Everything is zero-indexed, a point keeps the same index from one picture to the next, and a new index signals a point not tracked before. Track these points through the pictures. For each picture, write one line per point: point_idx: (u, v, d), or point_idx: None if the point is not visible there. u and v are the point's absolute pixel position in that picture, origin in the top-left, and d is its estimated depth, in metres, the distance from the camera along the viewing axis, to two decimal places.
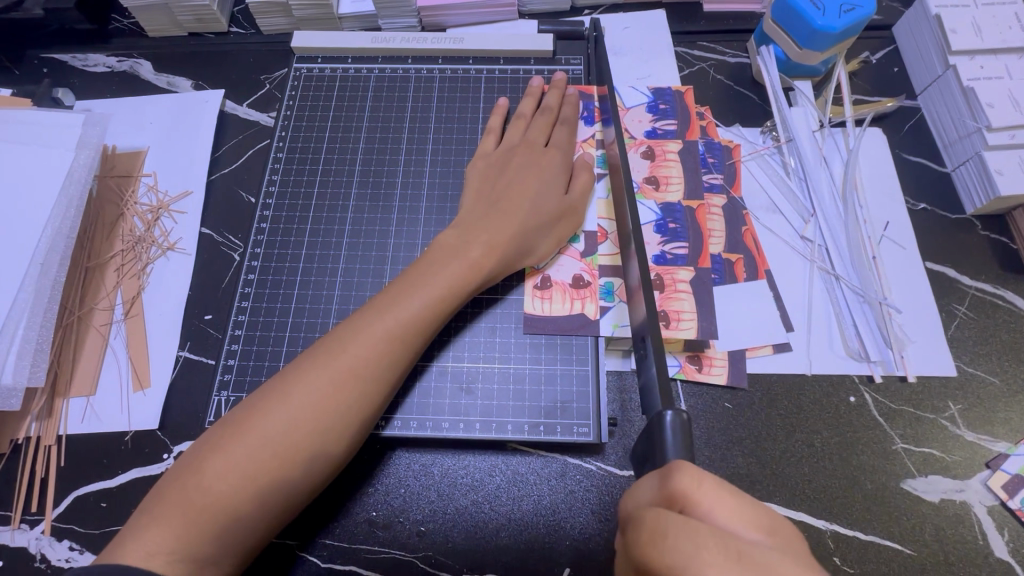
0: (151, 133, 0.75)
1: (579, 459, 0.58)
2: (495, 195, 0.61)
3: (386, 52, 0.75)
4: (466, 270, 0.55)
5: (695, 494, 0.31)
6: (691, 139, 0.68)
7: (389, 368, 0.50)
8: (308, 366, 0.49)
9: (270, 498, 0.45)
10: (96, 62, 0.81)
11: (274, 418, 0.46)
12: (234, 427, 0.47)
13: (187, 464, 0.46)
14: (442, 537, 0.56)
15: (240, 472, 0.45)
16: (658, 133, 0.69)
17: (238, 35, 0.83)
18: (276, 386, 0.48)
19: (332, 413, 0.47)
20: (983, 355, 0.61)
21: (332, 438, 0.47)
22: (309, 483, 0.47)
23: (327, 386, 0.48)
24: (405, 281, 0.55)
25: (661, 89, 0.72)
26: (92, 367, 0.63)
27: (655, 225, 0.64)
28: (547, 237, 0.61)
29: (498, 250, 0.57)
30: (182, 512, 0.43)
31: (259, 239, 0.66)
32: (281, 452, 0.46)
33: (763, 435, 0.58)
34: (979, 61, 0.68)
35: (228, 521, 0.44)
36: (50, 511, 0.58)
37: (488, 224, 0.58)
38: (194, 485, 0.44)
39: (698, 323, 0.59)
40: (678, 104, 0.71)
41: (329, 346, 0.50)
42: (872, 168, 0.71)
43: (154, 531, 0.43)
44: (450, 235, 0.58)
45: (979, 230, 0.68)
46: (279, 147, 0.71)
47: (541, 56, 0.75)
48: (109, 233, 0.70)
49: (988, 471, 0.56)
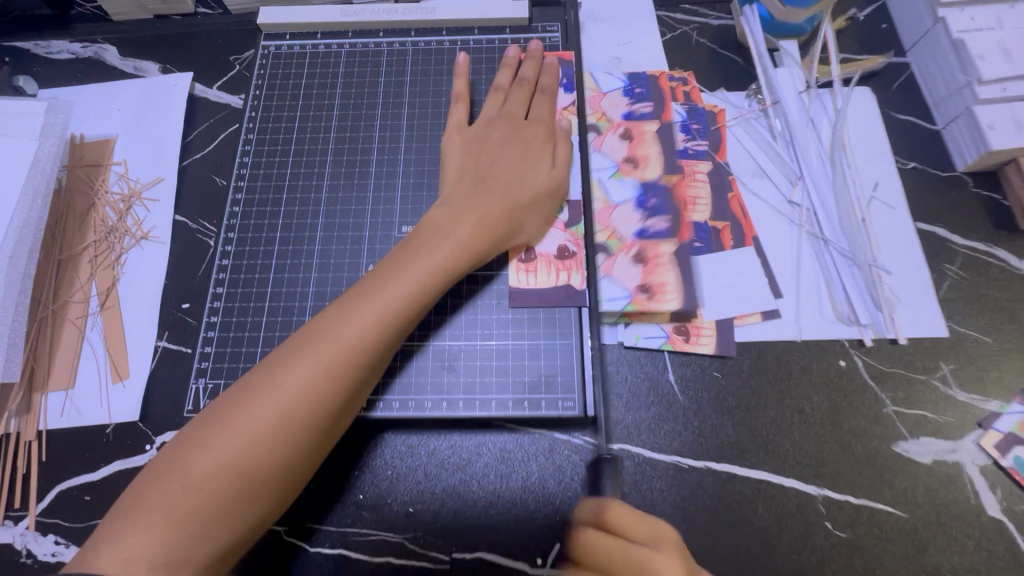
0: (120, 120, 0.73)
1: (567, 435, 0.58)
2: (482, 171, 0.59)
3: (357, 26, 0.72)
4: (452, 252, 0.54)
5: (618, 516, 0.46)
6: (667, 121, 0.67)
7: (375, 354, 0.50)
8: (293, 354, 0.48)
9: (261, 489, 0.46)
10: (60, 48, 0.78)
11: (261, 413, 0.46)
12: (218, 422, 0.46)
13: (172, 460, 0.46)
14: (430, 517, 0.55)
15: (228, 466, 0.45)
16: (634, 116, 0.68)
17: (205, 15, 0.80)
18: (260, 376, 0.48)
19: (318, 401, 0.47)
20: (974, 314, 0.60)
21: (320, 426, 0.47)
22: (301, 473, 0.48)
23: (313, 375, 0.47)
24: (388, 265, 0.53)
25: (636, 74, 0.70)
26: (69, 360, 0.62)
27: (635, 202, 0.64)
28: (535, 216, 0.59)
29: (485, 231, 0.56)
30: (165, 517, 0.43)
31: (232, 223, 0.64)
32: (269, 443, 0.46)
33: (753, 404, 0.58)
34: (969, 13, 0.67)
35: (218, 514, 0.44)
36: (34, 506, 0.57)
37: (473, 203, 0.57)
38: (181, 482, 0.44)
39: (681, 294, 0.60)
40: (654, 87, 0.69)
41: (312, 335, 0.49)
42: (860, 128, 0.69)
43: (135, 537, 0.42)
44: (432, 218, 0.57)
45: (970, 188, 0.66)
46: (249, 129, 0.69)
47: (517, 25, 0.72)
48: (80, 223, 0.68)
49: (981, 430, 0.56)
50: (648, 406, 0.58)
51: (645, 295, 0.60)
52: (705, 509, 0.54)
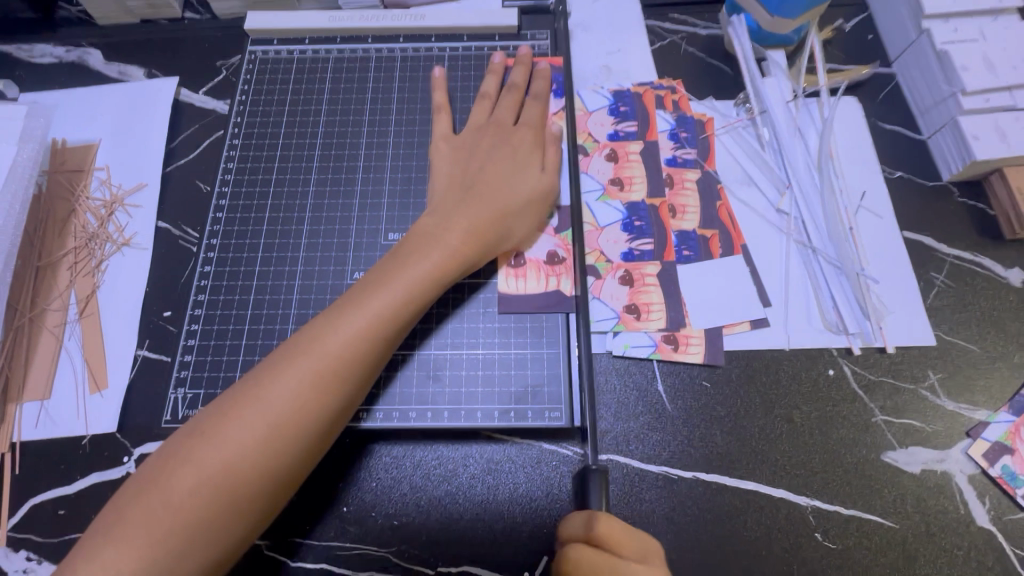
0: (103, 125, 0.72)
1: (554, 445, 0.57)
2: (471, 179, 0.59)
3: (345, 32, 0.72)
4: (444, 260, 0.54)
5: (609, 534, 0.43)
6: (651, 139, 0.68)
7: (364, 364, 0.49)
8: (279, 365, 0.47)
9: (244, 506, 0.44)
10: (43, 52, 0.77)
11: (247, 426, 0.45)
12: (201, 437, 0.45)
13: (150, 477, 0.44)
14: (415, 530, 0.54)
15: (211, 482, 0.43)
16: (619, 136, 0.68)
17: (192, 20, 0.79)
18: (244, 390, 0.47)
19: (306, 413, 0.46)
20: (962, 323, 0.60)
21: (307, 439, 0.46)
22: (288, 485, 0.46)
23: (300, 386, 0.46)
24: (380, 272, 0.53)
25: (621, 91, 0.71)
26: (46, 370, 0.61)
27: (621, 224, 0.64)
28: (526, 219, 0.59)
29: (476, 238, 0.55)
30: (146, 532, 0.42)
31: (216, 229, 0.63)
32: (253, 458, 0.44)
33: (741, 413, 0.57)
34: (953, 24, 0.67)
35: (199, 536, 0.43)
36: (6, 520, 0.55)
37: (463, 210, 0.56)
38: (162, 499, 0.43)
39: (666, 314, 0.60)
40: (637, 106, 0.70)
41: (299, 347, 0.48)
42: (847, 137, 0.69)
43: (115, 553, 0.41)
44: (424, 224, 0.56)
45: (956, 197, 0.66)
46: (235, 134, 0.68)
47: (506, 32, 0.72)
48: (60, 230, 0.67)
49: (969, 440, 0.56)
50: (637, 415, 0.57)
51: (632, 315, 0.60)
52: (692, 521, 0.53)
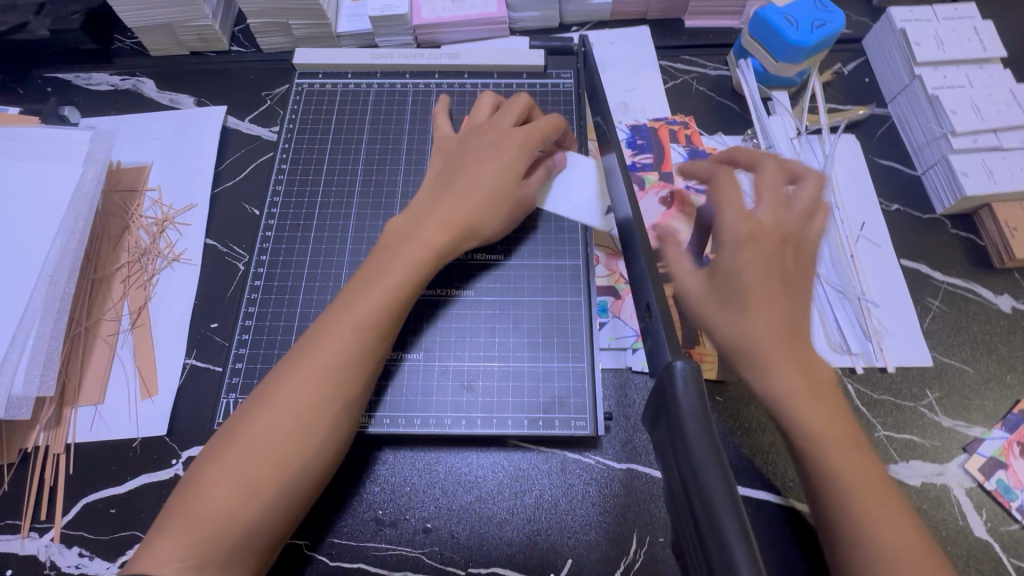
0: (156, 148, 0.78)
1: (578, 454, 0.61)
2: (449, 174, 0.61)
3: (385, 67, 0.78)
4: (423, 256, 0.56)
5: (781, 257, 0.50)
6: (666, 170, 0.74)
7: (360, 362, 0.52)
8: (286, 368, 0.51)
9: (271, 499, 0.47)
10: (100, 80, 0.83)
11: (261, 425, 0.48)
12: (225, 440, 0.49)
13: (188, 481, 0.48)
14: (446, 533, 0.57)
15: (236, 477, 0.47)
16: (637, 168, 0.74)
17: (239, 53, 0.86)
18: (259, 394, 0.51)
19: (313, 407, 0.49)
20: (957, 345, 0.65)
21: (317, 432, 0.49)
22: (312, 477, 0.49)
23: (302, 385, 0.50)
24: (369, 271, 0.56)
25: (638, 126, 0.77)
26: (99, 376, 0.65)
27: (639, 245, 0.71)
28: (495, 216, 0.61)
29: (446, 234, 0.57)
30: (188, 524, 0.45)
31: (264, 247, 0.68)
32: (268, 454, 0.48)
33: (752, 425, 0.61)
34: (942, 71, 0.74)
35: (232, 529, 0.46)
36: (60, 518, 0.59)
37: (437, 204, 0.59)
38: (198, 495, 0.46)
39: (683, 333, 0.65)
40: (653, 139, 0.76)
41: (301, 349, 0.52)
42: (848, 172, 0.75)
43: (165, 543, 0.45)
44: (399, 221, 0.59)
45: (949, 229, 0.72)
46: (282, 158, 0.73)
47: (533, 70, 0.78)
48: (115, 245, 0.71)
49: (966, 455, 0.60)
50: None
51: None
52: None
